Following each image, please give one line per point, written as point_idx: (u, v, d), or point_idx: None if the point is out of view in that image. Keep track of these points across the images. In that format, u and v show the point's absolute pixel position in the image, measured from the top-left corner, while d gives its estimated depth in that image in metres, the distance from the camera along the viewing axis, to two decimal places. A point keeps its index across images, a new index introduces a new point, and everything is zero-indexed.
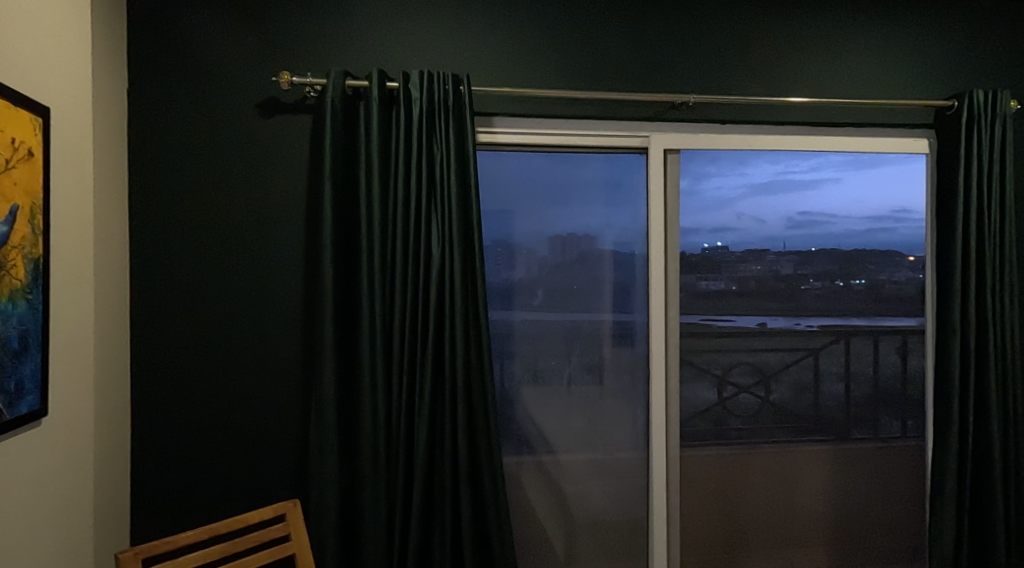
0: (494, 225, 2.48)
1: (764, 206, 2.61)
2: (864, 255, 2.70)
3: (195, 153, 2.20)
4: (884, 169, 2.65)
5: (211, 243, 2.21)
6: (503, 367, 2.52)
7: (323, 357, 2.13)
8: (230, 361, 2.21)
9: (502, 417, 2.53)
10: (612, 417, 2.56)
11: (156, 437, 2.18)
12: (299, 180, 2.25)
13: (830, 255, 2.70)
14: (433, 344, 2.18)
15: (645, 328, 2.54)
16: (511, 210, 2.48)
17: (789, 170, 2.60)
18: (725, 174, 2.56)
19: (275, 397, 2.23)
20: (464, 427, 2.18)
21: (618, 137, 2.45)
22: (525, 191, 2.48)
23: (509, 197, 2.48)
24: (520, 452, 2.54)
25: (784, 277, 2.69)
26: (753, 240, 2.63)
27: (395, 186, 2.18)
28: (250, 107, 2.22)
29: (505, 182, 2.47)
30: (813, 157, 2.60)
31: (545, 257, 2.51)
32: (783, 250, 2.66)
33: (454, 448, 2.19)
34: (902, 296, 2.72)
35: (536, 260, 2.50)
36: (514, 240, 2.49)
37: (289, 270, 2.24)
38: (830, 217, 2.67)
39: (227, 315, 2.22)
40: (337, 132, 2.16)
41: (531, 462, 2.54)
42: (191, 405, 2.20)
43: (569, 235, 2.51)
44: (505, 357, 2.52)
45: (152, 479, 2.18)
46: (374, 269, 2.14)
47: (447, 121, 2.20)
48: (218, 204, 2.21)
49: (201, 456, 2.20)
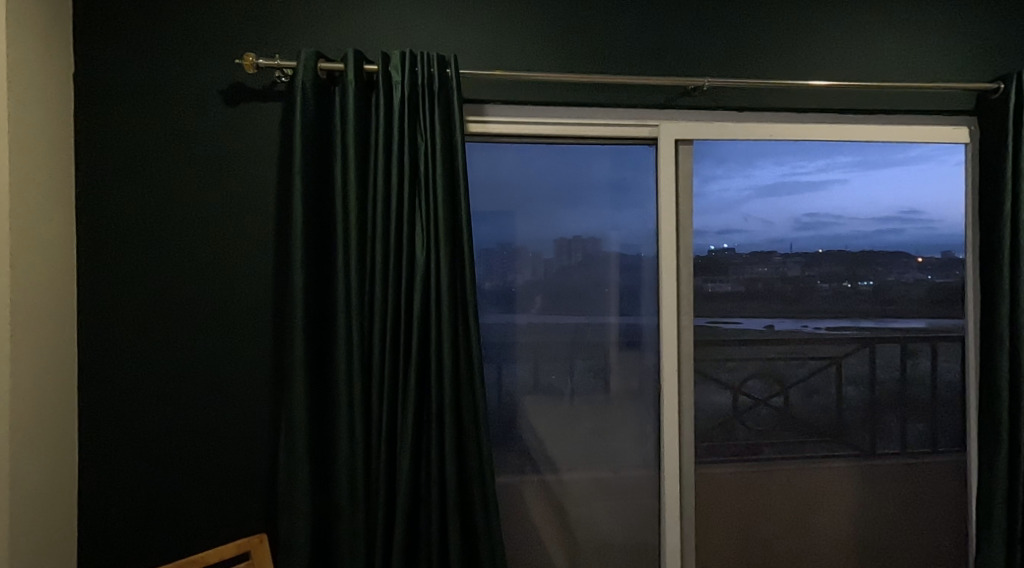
0: (493, 227, 2.25)
1: (771, 208, 2.46)
2: (873, 257, 2.54)
3: (150, 142, 1.98)
4: (897, 169, 2.44)
5: (168, 242, 1.98)
6: (502, 373, 2.27)
7: (293, 371, 1.90)
8: (191, 374, 1.98)
9: (501, 430, 2.29)
10: (619, 431, 2.32)
11: (106, 452, 1.96)
12: (269, 174, 2.02)
13: (836, 256, 2.54)
14: (416, 359, 1.94)
15: (655, 334, 2.29)
16: (512, 211, 2.25)
17: (796, 170, 2.41)
18: (731, 175, 2.34)
19: (242, 408, 2.00)
20: (454, 453, 1.94)
21: (624, 126, 2.21)
22: (525, 188, 2.25)
23: (508, 195, 2.24)
24: (522, 469, 2.30)
25: (790, 279, 2.54)
26: (760, 241, 2.46)
27: (374, 181, 1.94)
28: (212, 93, 2.00)
29: (505, 180, 2.24)
30: (825, 156, 2.39)
31: (550, 260, 2.27)
32: (790, 252, 2.50)
33: (441, 476, 1.95)
34: (913, 295, 2.50)
35: (541, 264, 2.27)
36: (518, 241, 2.26)
37: (259, 274, 2.01)
38: (838, 217, 2.50)
39: (188, 322, 1.99)
40: (307, 119, 1.93)
41: (534, 480, 2.31)
42: (145, 415, 1.97)
43: (576, 238, 2.28)
44: (502, 363, 2.27)
45: (101, 499, 1.95)
46: (351, 275, 1.91)
47: (430, 108, 1.97)
48: (176, 199, 1.98)
49: (156, 473, 1.97)
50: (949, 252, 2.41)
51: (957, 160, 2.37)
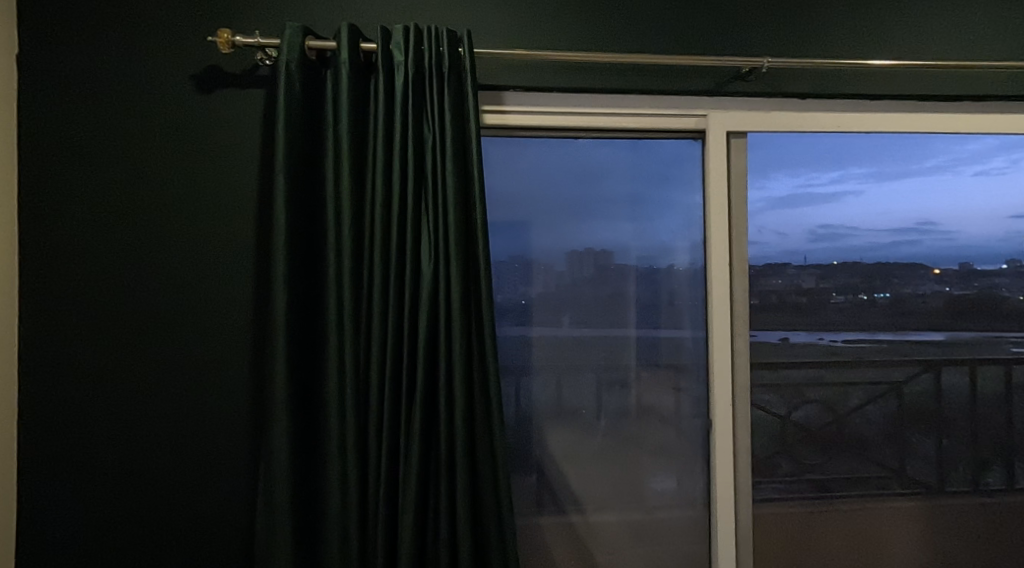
0: (506, 238, 1.93)
1: (786, 219, 2.07)
2: (889, 270, 2.19)
3: (105, 131, 1.68)
4: (912, 182, 2.16)
5: (128, 246, 1.68)
6: (520, 389, 1.94)
7: (274, 406, 1.59)
8: (152, 404, 1.68)
9: (517, 454, 1.95)
10: (656, 467, 1.98)
11: (51, 497, 1.66)
12: (248, 169, 1.71)
13: (852, 268, 2.17)
14: (421, 392, 1.62)
15: (699, 354, 1.97)
16: (529, 220, 1.93)
17: (809, 183, 2.09)
18: None
19: (213, 444, 1.70)
20: (467, 503, 1.61)
21: (666, 117, 1.89)
22: (543, 193, 1.93)
23: (525, 200, 1.93)
24: (541, 507, 1.96)
25: (805, 291, 2.14)
26: (774, 254, 2.04)
27: (372, 180, 1.63)
28: (181, 76, 1.70)
29: (520, 185, 1.92)
30: (838, 165, 2.11)
31: (564, 274, 1.94)
32: (804, 265, 2.11)
33: (451, 526, 1.62)
34: (930, 308, 2.28)
35: (554, 276, 1.94)
36: (532, 254, 1.93)
37: (236, 285, 1.71)
38: (852, 229, 2.16)
39: (152, 340, 1.69)
40: (293, 106, 1.62)
41: (558, 523, 1.96)
42: (98, 452, 1.67)
43: (601, 251, 1.95)
44: (522, 376, 1.94)
45: (46, 551, 1.66)
46: (344, 293, 1.61)
47: (438, 93, 1.66)
48: (136, 197, 1.69)
49: (110, 520, 1.67)
50: (966, 262, 2.20)
51: (974, 169, 2.15)
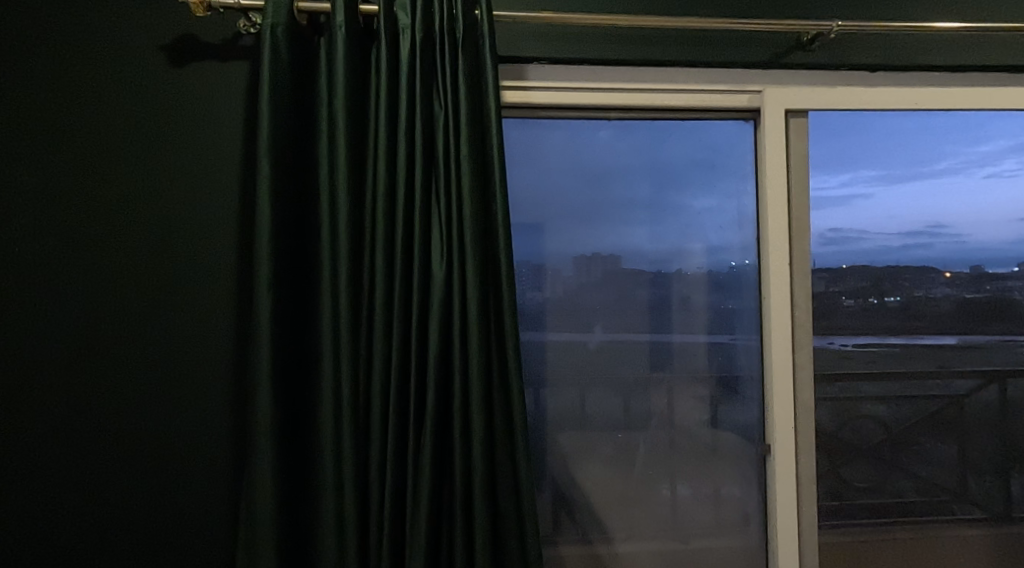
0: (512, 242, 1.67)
1: None
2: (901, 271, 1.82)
3: (58, 118, 1.44)
4: (923, 183, 1.81)
5: (92, 239, 1.44)
6: (541, 401, 1.68)
7: (256, 428, 1.33)
8: (118, 422, 1.44)
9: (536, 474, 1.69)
10: (699, 492, 1.72)
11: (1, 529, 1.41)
12: (231, 151, 1.47)
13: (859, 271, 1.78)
14: (434, 413, 1.36)
15: (753, 367, 1.70)
16: (542, 219, 1.67)
17: (817, 184, 1.72)
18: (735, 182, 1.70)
19: (190, 470, 1.45)
20: (487, 538, 1.36)
21: (714, 94, 1.64)
22: (558, 189, 1.67)
23: (538, 198, 1.67)
24: (560, 531, 1.70)
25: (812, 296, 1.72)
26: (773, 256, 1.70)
27: (374, 167, 1.38)
28: (151, 44, 1.46)
29: (526, 182, 1.67)
30: (849, 166, 1.75)
31: (571, 281, 1.68)
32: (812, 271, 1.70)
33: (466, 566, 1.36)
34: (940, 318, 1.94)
35: (560, 283, 1.68)
36: (544, 258, 1.67)
37: (216, 284, 1.46)
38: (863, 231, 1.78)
39: (119, 348, 1.44)
40: (279, 76, 1.38)
41: (584, 553, 1.70)
42: (56, 478, 1.42)
43: (609, 255, 1.69)
44: (542, 387, 1.68)
45: None
46: (340, 301, 1.36)
47: (451, 65, 1.41)
48: (99, 182, 1.44)
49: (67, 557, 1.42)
50: (978, 266, 1.84)
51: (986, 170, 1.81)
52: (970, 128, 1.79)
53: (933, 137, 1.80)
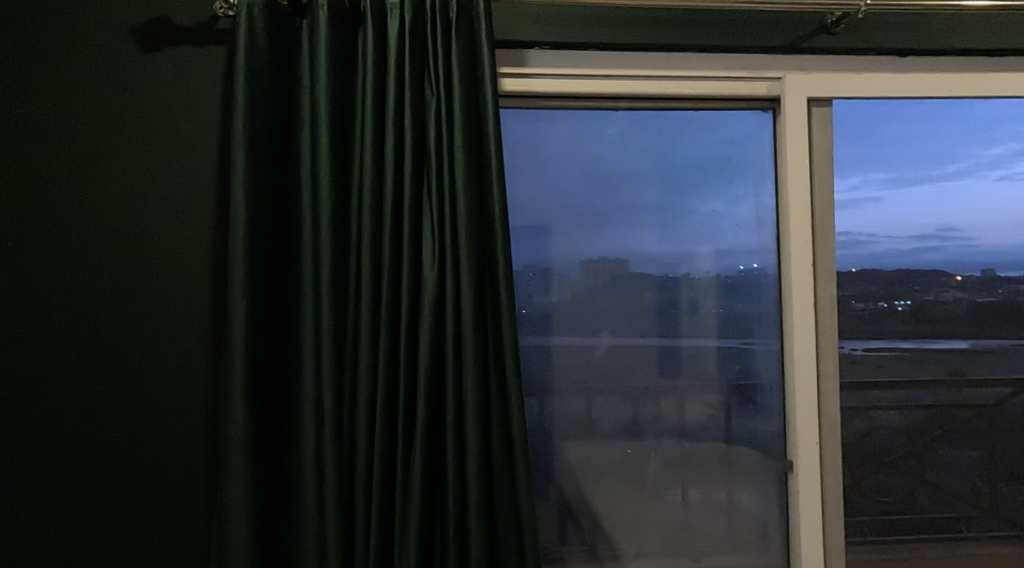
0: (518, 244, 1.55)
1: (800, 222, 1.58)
2: (909, 275, 1.65)
3: (21, 106, 1.32)
4: (935, 187, 1.67)
5: (58, 232, 1.32)
6: (545, 410, 1.56)
7: (232, 442, 1.22)
8: (85, 431, 1.32)
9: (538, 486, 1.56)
10: (716, 510, 1.59)
11: None
12: (207, 140, 1.36)
13: (871, 274, 1.62)
14: (425, 426, 1.24)
15: (773, 377, 1.58)
16: (545, 217, 1.55)
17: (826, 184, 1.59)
18: (751, 181, 1.58)
19: (163, 484, 1.33)
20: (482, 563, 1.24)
21: (729, 81, 1.52)
22: (563, 186, 1.55)
23: (541, 195, 1.55)
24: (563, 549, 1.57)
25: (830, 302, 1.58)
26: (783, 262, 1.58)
27: (359, 160, 1.27)
28: (122, 25, 1.35)
29: (529, 178, 1.55)
30: (857, 168, 1.63)
31: (580, 286, 1.56)
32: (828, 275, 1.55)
33: None
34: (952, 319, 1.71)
35: (569, 289, 1.56)
36: (551, 261, 1.56)
37: (191, 284, 1.35)
38: (872, 234, 1.63)
39: (86, 350, 1.32)
40: (258, 60, 1.27)
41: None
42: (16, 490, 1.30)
43: (620, 259, 1.57)
44: (545, 395, 1.56)
45: None
46: (322, 305, 1.25)
47: (444, 48, 1.30)
48: (65, 169, 1.33)
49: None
50: (989, 269, 1.68)
51: (997, 174, 1.68)
52: (980, 129, 1.67)
53: (944, 141, 1.67)
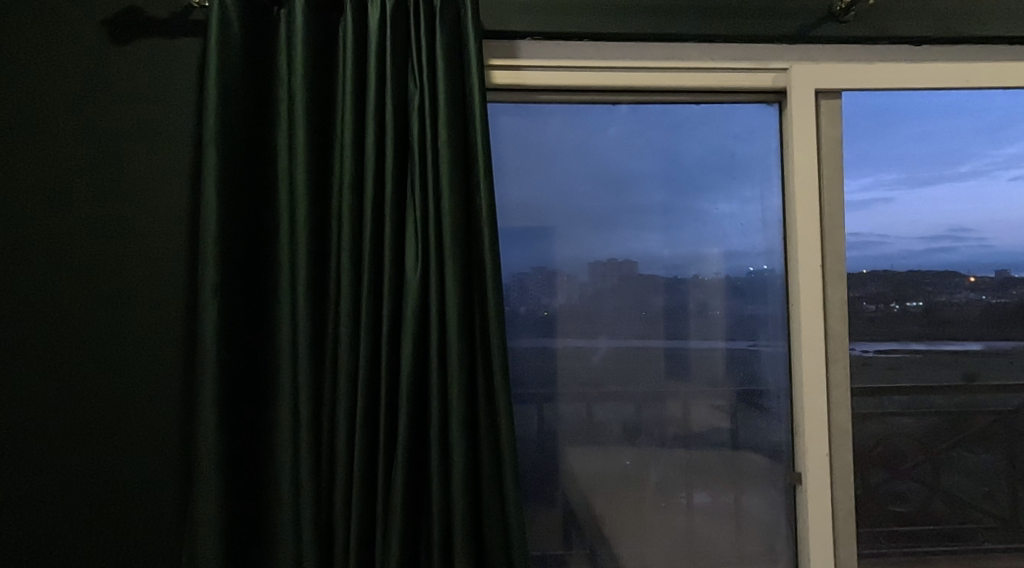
0: (515, 243, 1.48)
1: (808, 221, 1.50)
2: (921, 275, 1.57)
3: None
4: (949, 185, 1.59)
5: (26, 233, 1.26)
6: (542, 416, 1.48)
7: (205, 452, 1.15)
8: (53, 440, 1.26)
9: (536, 497, 1.49)
10: (723, 523, 1.51)
11: None
12: (183, 136, 1.29)
13: (882, 276, 1.54)
14: (408, 437, 1.17)
15: (781, 385, 1.50)
16: (541, 215, 1.48)
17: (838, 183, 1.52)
18: (757, 178, 1.50)
19: (135, 497, 1.26)
20: None
21: (732, 73, 1.44)
22: (562, 184, 1.48)
23: (539, 193, 1.48)
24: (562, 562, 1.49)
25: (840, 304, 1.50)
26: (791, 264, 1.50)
27: (338, 157, 1.20)
28: (93, 16, 1.29)
29: (525, 174, 1.48)
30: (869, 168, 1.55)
31: (581, 288, 1.49)
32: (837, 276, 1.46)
33: None
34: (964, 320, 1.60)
35: (575, 290, 1.49)
36: (554, 261, 1.48)
37: (165, 287, 1.28)
38: (884, 236, 1.55)
39: (54, 357, 1.26)
40: (232, 51, 1.20)
41: None
42: None
43: (624, 261, 1.49)
44: (542, 400, 1.48)
45: None
46: (300, 309, 1.18)
47: (428, 37, 1.23)
48: (33, 167, 1.26)
49: None
50: (1002, 270, 1.58)
51: (1011, 171, 1.59)
52: (996, 125, 1.58)
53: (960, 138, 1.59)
